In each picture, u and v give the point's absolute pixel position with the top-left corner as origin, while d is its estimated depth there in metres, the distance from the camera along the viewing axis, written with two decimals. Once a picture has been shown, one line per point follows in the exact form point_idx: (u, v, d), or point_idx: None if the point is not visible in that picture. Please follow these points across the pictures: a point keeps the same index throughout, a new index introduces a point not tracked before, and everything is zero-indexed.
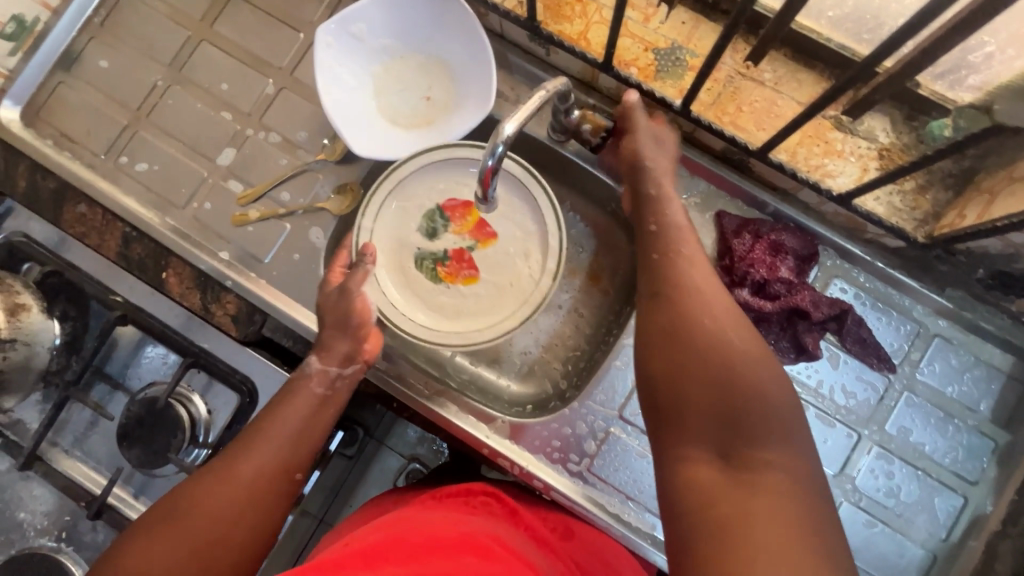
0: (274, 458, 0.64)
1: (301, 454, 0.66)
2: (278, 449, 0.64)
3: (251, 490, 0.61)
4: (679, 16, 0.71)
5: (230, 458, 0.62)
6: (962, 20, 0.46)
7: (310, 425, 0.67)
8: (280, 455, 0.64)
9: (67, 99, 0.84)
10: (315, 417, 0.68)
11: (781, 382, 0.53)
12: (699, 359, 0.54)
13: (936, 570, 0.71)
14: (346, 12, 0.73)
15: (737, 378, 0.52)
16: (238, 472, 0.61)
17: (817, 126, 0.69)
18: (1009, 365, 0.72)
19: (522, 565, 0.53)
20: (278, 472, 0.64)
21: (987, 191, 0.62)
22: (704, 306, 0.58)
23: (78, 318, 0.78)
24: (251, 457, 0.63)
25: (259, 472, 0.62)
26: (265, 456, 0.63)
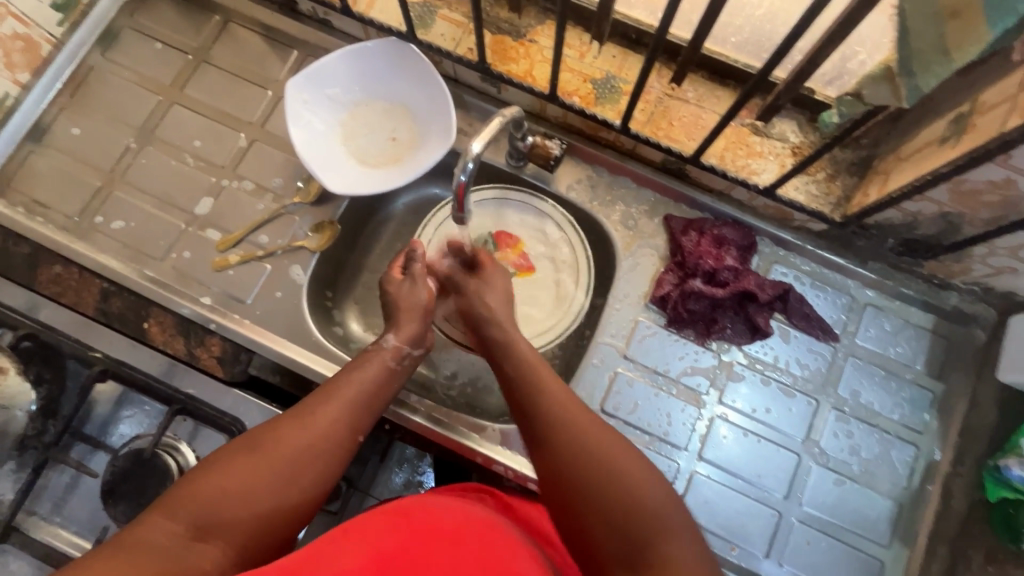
0: (344, 414, 0.63)
1: (367, 415, 0.66)
2: (351, 405, 0.65)
3: (321, 440, 0.60)
4: (610, 51, 0.83)
5: (311, 405, 0.62)
6: (832, 32, 0.56)
7: (380, 390, 0.68)
8: (351, 411, 0.65)
9: (38, 167, 0.87)
10: (385, 382, 0.69)
11: (650, 473, 0.55)
12: (585, 463, 0.56)
13: (905, 518, 0.77)
14: (312, 67, 0.81)
15: (611, 484, 0.54)
16: (310, 421, 0.61)
17: (738, 133, 0.80)
18: (932, 322, 0.82)
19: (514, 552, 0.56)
20: (349, 428, 0.63)
21: (883, 171, 0.73)
22: (565, 411, 0.60)
23: (53, 381, 0.77)
24: (326, 408, 0.62)
25: (329, 425, 0.62)
26: (339, 411, 0.63)
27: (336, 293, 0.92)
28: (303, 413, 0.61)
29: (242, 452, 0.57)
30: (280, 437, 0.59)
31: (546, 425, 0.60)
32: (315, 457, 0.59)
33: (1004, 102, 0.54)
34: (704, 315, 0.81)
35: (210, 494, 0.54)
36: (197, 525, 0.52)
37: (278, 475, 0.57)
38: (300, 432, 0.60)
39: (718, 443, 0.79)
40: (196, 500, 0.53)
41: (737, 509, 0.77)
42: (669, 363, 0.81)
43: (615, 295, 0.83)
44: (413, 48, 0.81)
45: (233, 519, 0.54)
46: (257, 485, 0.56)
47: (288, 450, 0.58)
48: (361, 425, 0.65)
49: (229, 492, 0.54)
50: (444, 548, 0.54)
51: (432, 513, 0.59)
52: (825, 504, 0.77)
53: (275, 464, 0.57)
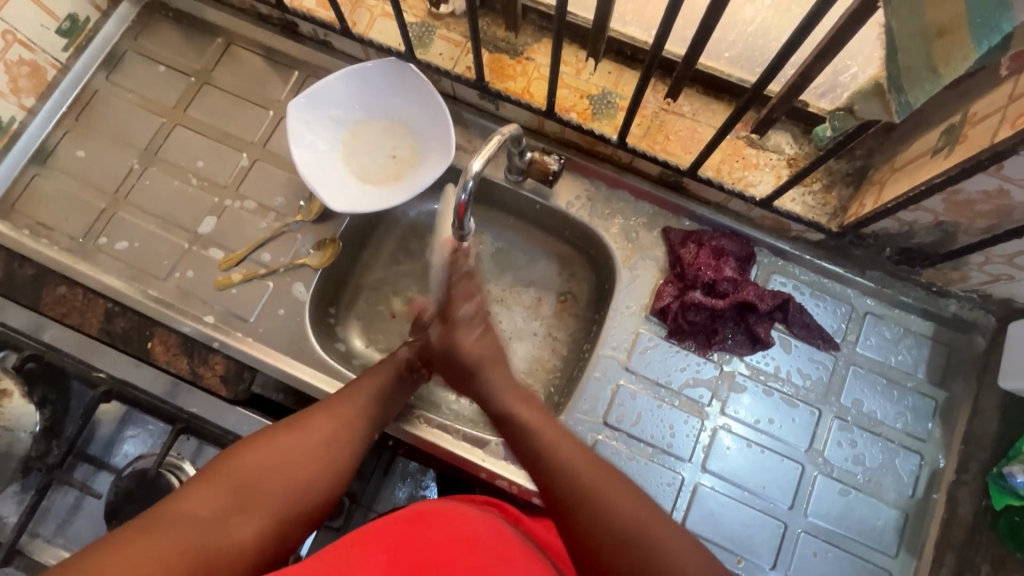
0: (364, 409, 0.68)
1: (384, 414, 0.70)
2: (371, 400, 0.69)
3: (345, 427, 0.64)
4: (605, 68, 0.84)
5: (335, 399, 0.67)
6: (823, 48, 0.57)
7: (393, 393, 0.72)
8: (372, 406, 0.69)
9: (44, 190, 0.88)
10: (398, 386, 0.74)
11: (655, 512, 0.57)
12: (599, 505, 0.57)
13: (911, 527, 0.76)
14: (313, 89, 0.82)
15: (629, 528, 0.55)
16: (334, 410, 0.65)
17: (734, 145, 0.81)
18: (931, 330, 0.82)
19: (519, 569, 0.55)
20: (370, 422, 0.67)
21: (878, 181, 0.74)
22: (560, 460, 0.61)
23: (58, 401, 0.78)
24: (350, 402, 0.67)
25: (352, 415, 0.66)
26: (361, 406, 0.67)
27: (338, 309, 0.93)
28: (328, 405, 0.65)
29: (276, 433, 0.60)
30: (309, 421, 0.62)
31: (558, 479, 0.60)
32: (341, 442, 0.63)
33: (995, 113, 0.55)
34: (704, 326, 0.81)
35: (249, 470, 0.56)
36: (238, 496, 0.54)
37: (310, 454, 0.60)
38: (328, 418, 0.64)
39: (722, 454, 0.79)
40: (235, 473, 0.55)
41: (743, 521, 0.76)
42: (671, 375, 0.81)
43: (615, 307, 0.83)
44: (412, 68, 0.82)
45: (271, 493, 0.56)
46: (292, 463, 0.58)
47: (318, 434, 0.61)
48: (380, 421, 0.69)
49: (266, 468, 0.57)
50: (458, 554, 0.55)
51: (442, 522, 0.59)
52: (830, 515, 0.77)
53: (307, 445, 0.60)
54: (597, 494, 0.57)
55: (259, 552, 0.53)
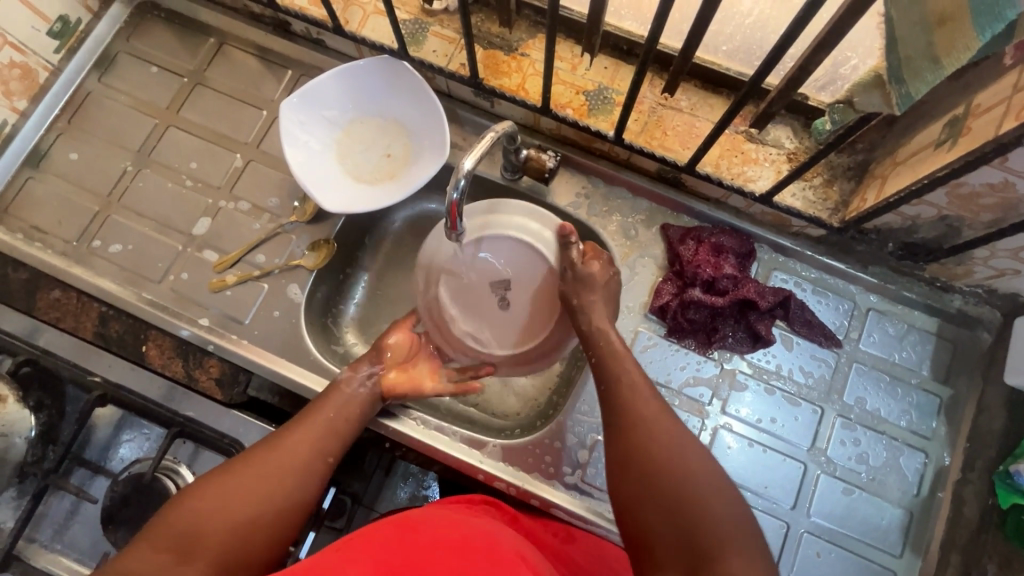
0: (313, 440, 0.66)
1: (335, 440, 0.68)
2: (319, 430, 0.67)
3: (290, 462, 0.63)
4: (602, 63, 0.83)
5: (279, 434, 0.66)
6: (823, 39, 0.56)
7: (344, 417, 0.70)
8: (320, 436, 0.67)
9: (37, 193, 0.87)
10: (350, 411, 0.71)
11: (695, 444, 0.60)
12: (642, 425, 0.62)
13: (916, 526, 0.75)
14: (307, 87, 0.81)
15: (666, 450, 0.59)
16: (277, 448, 0.64)
17: (732, 140, 0.80)
18: (935, 326, 0.81)
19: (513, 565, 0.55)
20: (319, 452, 0.65)
21: (880, 175, 0.73)
22: (624, 380, 0.67)
23: (54, 406, 0.77)
24: (296, 434, 0.66)
25: (298, 448, 0.64)
26: (308, 436, 0.66)
27: (335, 310, 0.92)
28: (271, 441, 0.64)
29: (218, 477, 0.59)
30: (251, 462, 0.62)
31: (629, 415, 0.63)
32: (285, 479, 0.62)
33: (998, 104, 0.54)
34: (704, 324, 0.80)
35: (189, 518, 0.55)
36: (174, 550, 0.53)
37: (254, 494, 0.59)
38: (270, 455, 0.63)
39: (722, 453, 0.78)
40: (171, 526, 0.54)
41: None
42: (671, 374, 0.80)
43: (614, 305, 0.82)
44: (405, 66, 0.81)
45: (209, 539, 0.55)
46: (233, 506, 0.57)
47: (260, 474, 0.61)
48: (331, 448, 0.67)
49: (206, 515, 0.56)
50: (446, 555, 0.54)
51: (432, 527, 0.58)
52: (833, 514, 0.76)
53: (248, 487, 0.59)
54: (648, 420, 0.62)
55: None
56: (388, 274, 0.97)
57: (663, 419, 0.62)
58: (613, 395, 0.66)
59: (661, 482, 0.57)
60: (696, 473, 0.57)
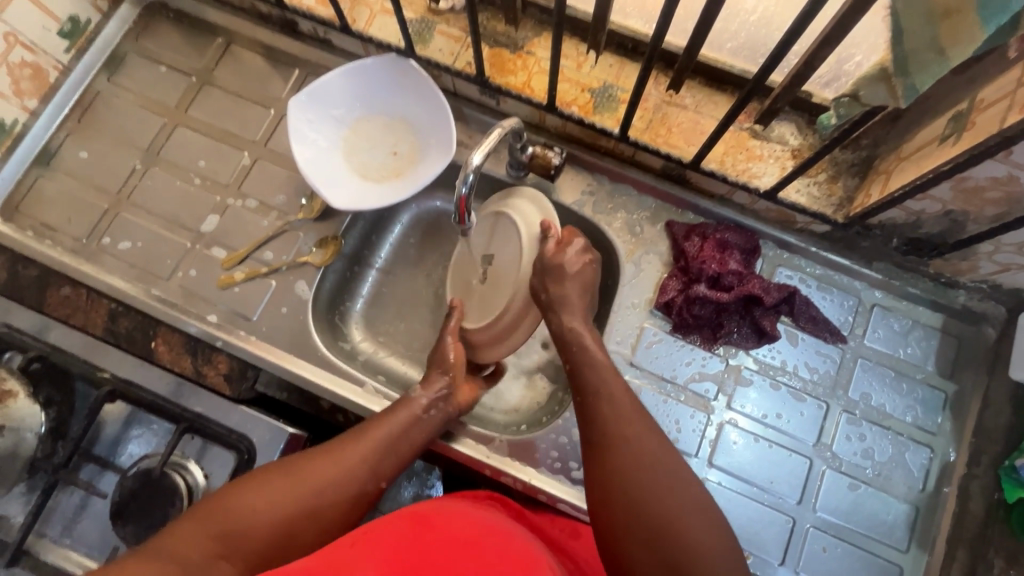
0: (371, 459, 0.66)
1: (391, 461, 0.68)
2: (378, 448, 0.67)
3: (345, 479, 0.63)
4: (606, 61, 0.83)
5: (342, 445, 0.66)
6: (827, 35, 0.56)
7: (406, 438, 0.70)
8: (377, 455, 0.67)
9: (47, 191, 0.88)
10: (411, 434, 0.71)
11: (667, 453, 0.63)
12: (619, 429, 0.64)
13: (922, 521, 0.75)
14: (315, 86, 0.82)
15: (641, 458, 0.62)
16: (337, 460, 0.64)
17: (737, 137, 0.80)
18: (940, 321, 0.81)
19: (522, 561, 0.55)
20: (372, 473, 0.65)
21: (884, 171, 0.73)
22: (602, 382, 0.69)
23: (63, 402, 0.78)
24: (357, 449, 0.66)
25: (356, 464, 0.64)
26: (368, 454, 0.66)
27: (341, 307, 0.93)
28: (333, 452, 0.64)
29: (276, 479, 0.60)
30: (308, 469, 0.62)
31: (613, 435, 0.64)
32: (338, 496, 0.62)
33: (1002, 98, 0.54)
34: (709, 320, 0.81)
35: (240, 514, 0.57)
36: (220, 541, 0.55)
37: (304, 504, 0.60)
38: (328, 467, 0.63)
39: (728, 449, 0.78)
40: (224, 515, 0.56)
41: (750, 516, 0.76)
42: (676, 370, 0.81)
43: (620, 301, 0.83)
44: (412, 64, 0.82)
45: (252, 539, 0.56)
46: (282, 513, 0.58)
47: (313, 484, 0.61)
48: (385, 469, 0.67)
49: (257, 514, 0.57)
50: (458, 553, 0.54)
51: (442, 523, 0.58)
52: (839, 509, 0.76)
53: (301, 495, 0.60)
54: (626, 426, 0.64)
55: None
56: (393, 271, 0.97)
57: (649, 437, 0.64)
58: (592, 395, 0.68)
59: (647, 500, 0.59)
60: (668, 481, 0.60)
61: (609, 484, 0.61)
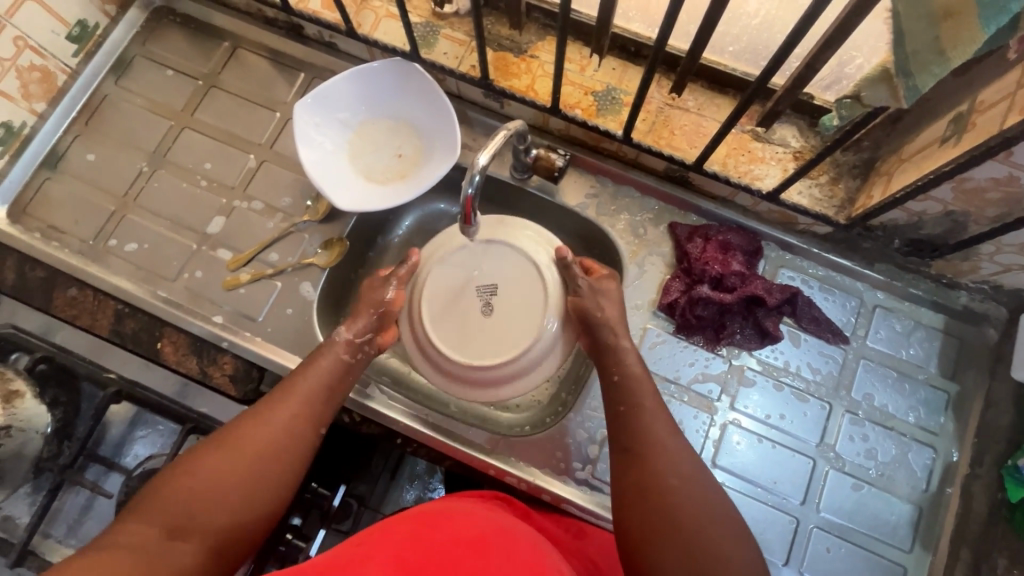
0: (305, 410, 0.66)
1: (327, 408, 0.69)
2: (309, 399, 0.67)
3: (286, 436, 0.63)
4: (610, 64, 0.84)
5: (268, 404, 0.65)
6: (829, 38, 0.57)
7: (335, 383, 0.70)
8: (311, 406, 0.67)
9: (54, 193, 0.89)
10: (340, 379, 0.71)
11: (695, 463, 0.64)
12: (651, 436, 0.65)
13: (925, 521, 0.76)
14: (320, 89, 0.82)
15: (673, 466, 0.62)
16: (271, 419, 0.64)
17: (739, 139, 0.81)
18: (942, 322, 0.82)
19: (531, 561, 0.55)
20: (310, 423, 0.66)
21: (885, 173, 0.74)
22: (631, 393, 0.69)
23: (69, 402, 0.80)
24: (286, 404, 0.65)
25: (294, 419, 0.65)
26: (300, 407, 0.66)
27: (345, 309, 0.93)
28: (260, 412, 0.64)
29: (210, 455, 0.60)
30: (242, 436, 0.62)
31: (646, 444, 0.64)
32: (284, 455, 0.62)
33: (1003, 100, 0.55)
34: (712, 321, 0.81)
35: (184, 497, 0.56)
36: (173, 526, 0.54)
37: (249, 471, 0.60)
38: (261, 429, 0.63)
39: (731, 449, 0.78)
40: (168, 502, 0.55)
41: (754, 516, 0.76)
42: (680, 370, 0.81)
43: (623, 303, 0.83)
44: (417, 67, 0.83)
45: (205, 518, 0.56)
46: (227, 483, 0.58)
47: (251, 448, 0.61)
48: (323, 416, 0.68)
49: (203, 492, 0.57)
50: (468, 551, 0.54)
51: (451, 521, 0.59)
52: (843, 509, 0.76)
53: (243, 463, 0.60)
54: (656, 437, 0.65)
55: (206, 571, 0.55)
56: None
57: (679, 449, 0.64)
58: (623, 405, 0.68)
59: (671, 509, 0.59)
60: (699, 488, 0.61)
61: (640, 495, 0.61)
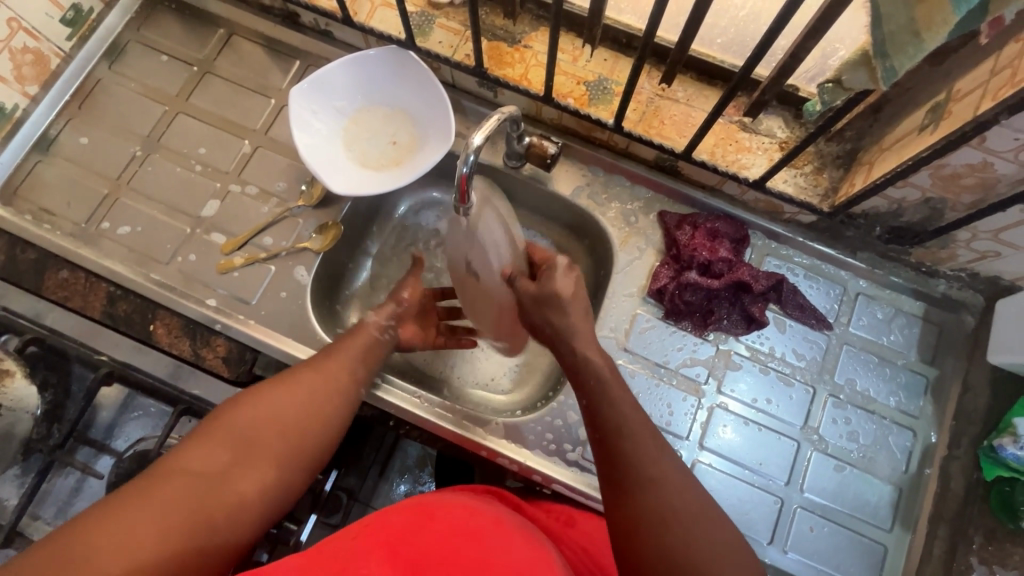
0: (351, 366, 0.70)
1: (368, 369, 0.73)
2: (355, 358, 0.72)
3: (333, 387, 0.67)
4: (602, 55, 0.86)
5: (320, 357, 0.70)
6: (813, 27, 0.58)
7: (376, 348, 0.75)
8: (355, 363, 0.71)
9: (45, 176, 0.88)
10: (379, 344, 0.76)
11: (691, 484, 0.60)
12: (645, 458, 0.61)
13: (905, 501, 0.78)
14: (316, 75, 0.83)
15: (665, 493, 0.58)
16: (322, 369, 0.68)
17: (727, 130, 0.83)
18: (921, 310, 0.84)
19: (530, 550, 0.57)
20: (356, 377, 0.70)
21: (867, 162, 0.76)
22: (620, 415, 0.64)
23: (59, 386, 0.81)
24: (334, 359, 0.70)
25: (341, 374, 0.69)
26: (346, 362, 0.70)
27: (338, 295, 0.94)
28: (314, 361, 0.68)
29: (266, 391, 0.63)
30: (294, 379, 0.65)
31: (640, 467, 0.60)
32: (333, 401, 0.66)
33: (978, 87, 0.57)
34: (701, 307, 0.83)
35: (242, 425, 0.59)
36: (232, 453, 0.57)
37: (301, 412, 0.63)
38: (312, 376, 0.66)
39: (718, 433, 0.80)
40: (226, 430, 0.58)
41: (740, 497, 0.77)
42: (669, 355, 0.83)
43: (614, 289, 0.85)
44: (412, 55, 0.84)
45: (259, 449, 0.59)
46: (281, 417, 0.61)
47: (303, 389, 0.65)
48: (364, 377, 0.72)
49: (259, 423, 0.60)
50: (467, 542, 0.56)
51: (450, 514, 0.60)
52: (826, 490, 0.78)
53: (297, 403, 0.63)
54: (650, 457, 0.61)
55: (261, 500, 0.57)
56: (408, 260, 0.99)
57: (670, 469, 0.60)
58: (610, 421, 0.64)
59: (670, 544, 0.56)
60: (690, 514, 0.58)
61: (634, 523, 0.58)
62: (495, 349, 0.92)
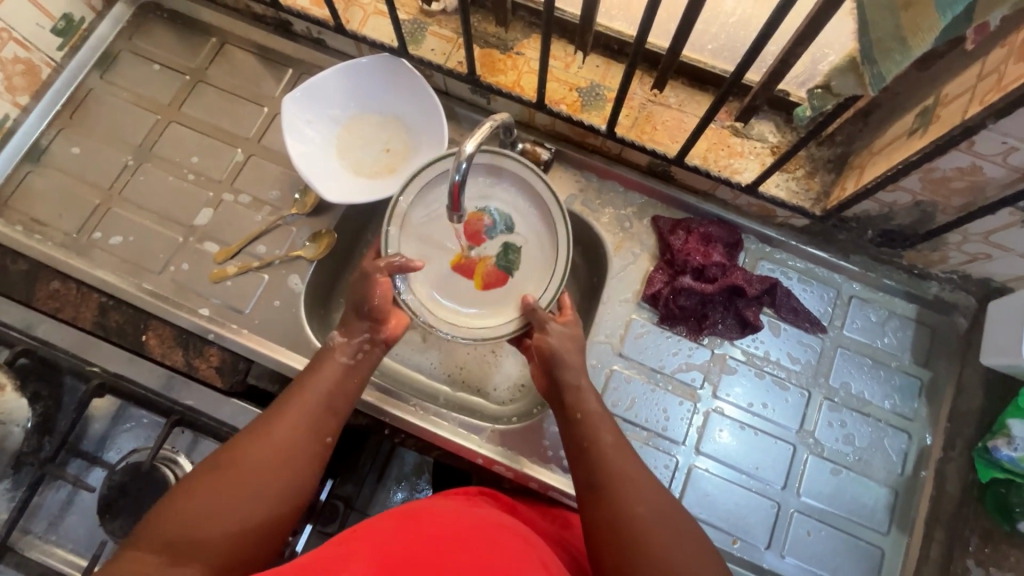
0: (305, 422, 0.66)
1: (328, 419, 0.68)
2: (310, 411, 0.67)
3: (280, 460, 0.62)
4: (594, 62, 0.87)
5: (268, 420, 0.65)
6: (802, 33, 0.59)
7: (336, 390, 0.70)
8: (309, 418, 0.66)
9: (36, 187, 0.88)
10: (342, 384, 0.71)
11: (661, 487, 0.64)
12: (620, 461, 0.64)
13: (902, 503, 0.78)
14: (310, 83, 0.83)
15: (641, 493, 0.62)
16: (271, 435, 0.63)
17: (719, 135, 0.83)
18: (914, 312, 0.85)
19: (526, 550, 0.58)
20: (310, 435, 0.65)
21: (858, 166, 0.76)
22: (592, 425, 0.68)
23: (50, 397, 0.78)
24: (284, 419, 0.65)
25: (291, 439, 0.64)
26: (298, 419, 0.66)
27: (333, 303, 0.94)
28: (259, 427, 0.64)
29: (207, 476, 0.59)
30: (238, 455, 0.61)
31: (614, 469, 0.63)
32: (283, 471, 0.62)
33: (965, 92, 0.58)
34: (695, 311, 0.83)
35: (181, 520, 0.56)
36: (169, 553, 0.53)
37: (246, 492, 0.59)
38: (258, 447, 0.62)
39: (715, 438, 0.80)
40: (165, 528, 0.55)
41: (737, 502, 0.77)
42: (664, 360, 0.83)
43: (609, 295, 0.85)
44: (405, 63, 0.84)
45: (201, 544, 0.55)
46: (224, 503, 0.58)
47: (246, 465, 0.61)
48: (324, 430, 0.67)
49: (198, 515, 0.56)
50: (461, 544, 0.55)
51: (439, 518, 0.59)
52: (822, 493, 0.78)
53: (242, 484, 0.59)
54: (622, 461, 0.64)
55: None
56: None
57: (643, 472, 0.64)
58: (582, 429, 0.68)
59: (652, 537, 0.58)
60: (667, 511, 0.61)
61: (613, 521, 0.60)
62: (502, 358, 0.92)
